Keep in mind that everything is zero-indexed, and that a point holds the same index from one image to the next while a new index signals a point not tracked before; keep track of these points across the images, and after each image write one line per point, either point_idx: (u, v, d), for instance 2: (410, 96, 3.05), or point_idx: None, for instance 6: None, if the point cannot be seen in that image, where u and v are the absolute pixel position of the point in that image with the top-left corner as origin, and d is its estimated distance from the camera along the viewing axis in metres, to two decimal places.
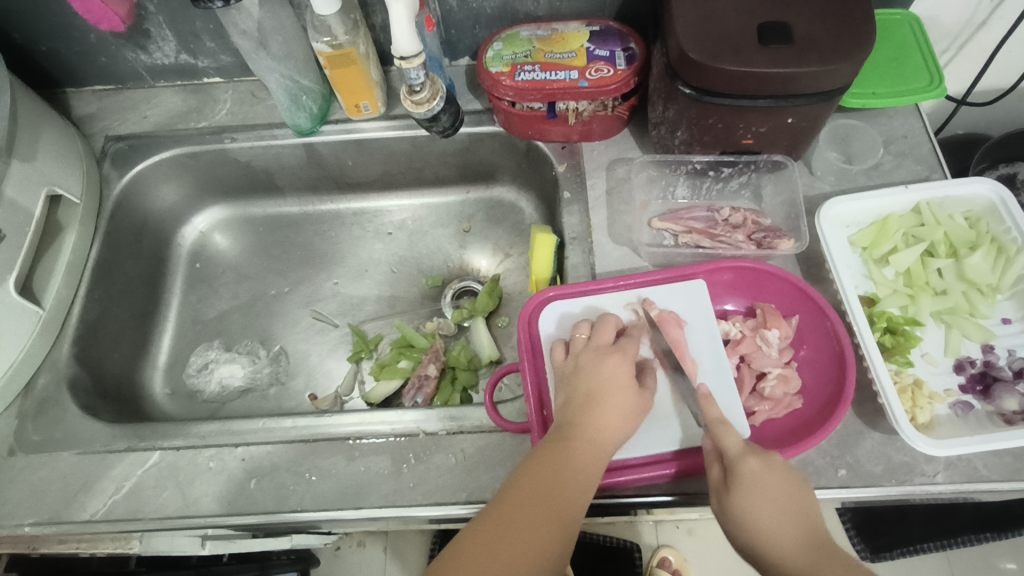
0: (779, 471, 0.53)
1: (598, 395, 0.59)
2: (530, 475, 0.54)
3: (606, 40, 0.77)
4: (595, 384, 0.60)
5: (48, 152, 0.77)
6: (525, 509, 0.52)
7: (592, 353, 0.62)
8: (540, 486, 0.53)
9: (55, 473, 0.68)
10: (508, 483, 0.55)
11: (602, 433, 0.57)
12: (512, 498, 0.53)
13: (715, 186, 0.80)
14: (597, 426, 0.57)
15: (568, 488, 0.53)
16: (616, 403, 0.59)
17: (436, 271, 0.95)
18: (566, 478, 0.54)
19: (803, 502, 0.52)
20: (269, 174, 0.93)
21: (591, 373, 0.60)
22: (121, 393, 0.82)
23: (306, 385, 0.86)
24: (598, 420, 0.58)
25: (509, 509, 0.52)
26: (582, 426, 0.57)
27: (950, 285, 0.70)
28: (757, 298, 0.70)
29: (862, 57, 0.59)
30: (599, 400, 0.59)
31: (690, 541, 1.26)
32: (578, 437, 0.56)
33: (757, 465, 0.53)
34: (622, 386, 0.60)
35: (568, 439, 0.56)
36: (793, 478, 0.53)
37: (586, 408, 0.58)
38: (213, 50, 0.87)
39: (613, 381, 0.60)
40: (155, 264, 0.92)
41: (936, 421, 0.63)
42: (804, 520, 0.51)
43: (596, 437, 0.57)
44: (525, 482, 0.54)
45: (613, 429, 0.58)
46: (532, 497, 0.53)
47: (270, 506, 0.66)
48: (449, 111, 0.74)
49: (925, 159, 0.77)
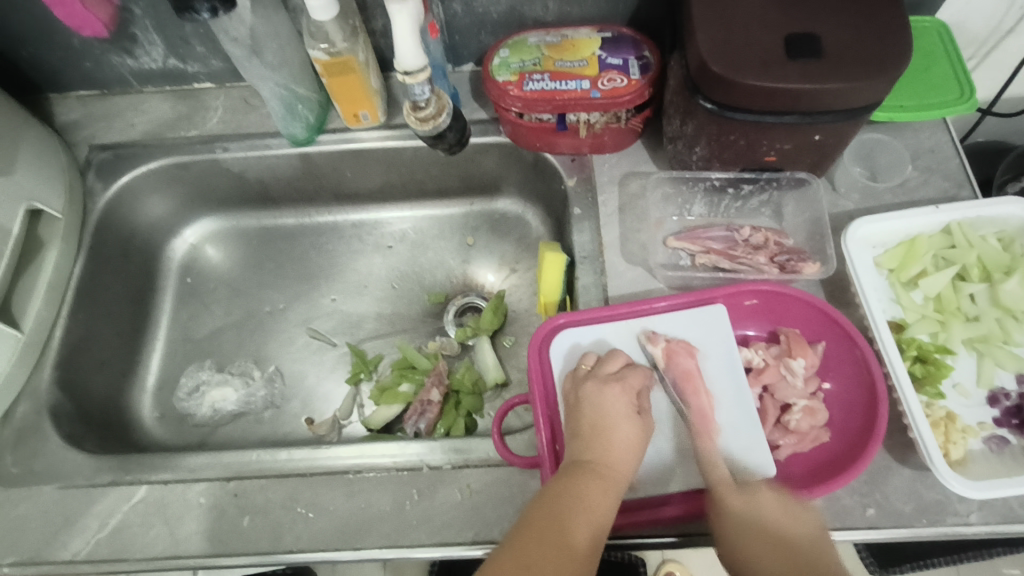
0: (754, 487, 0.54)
1: (607, 427, 0.56)
2: (538, 517, 0.51)
3: (619, 47, 0.73)
4: (603, 415, 0.57)
5: (29, 165, 0.72)
6: (537, 554, 0.48)
7: (594, 382, 0.59)
8: (549, 528, 0.50)
9: (35, 509, 0.64)
10: (514, 528, 0.51)
11: (614, 467, 0.54)
12: (520, 544, 0.49)
13: (734, 204, 0.76)
14: (607, 461, 0.54)
15: (581, 528, 0.50)
16: (626, 435, 0.56)
17: (438, 286, 0.91)
18: (578, 517, 0.51)
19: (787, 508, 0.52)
20: (263, 184, 0.89)
21: (598, 405, 0.57)
22: (106, 418, 0.78)
23: (302, 408, 0.82)
24: (608, 453, 0.55)
25: (519, 555, 0.48)
26: (592, 462, 0.54)
27: (982, 310, 0.66)
28: (779, 323, 0.67)
29: (897, 73, 0.56)
30: (608, 433, 0.56)
31: (696, 556, 1.23)
32: (588, 473, 0.53)
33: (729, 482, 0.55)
34: (633, 417, 0.57)
35: (578, 475, 0.53)
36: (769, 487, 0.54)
37: (595, 442, 0.55)
38: (203, 54, 0.82)
39: (622, 412, 0.57)
40: (143, 279, 0.88)
41: (970, 457, 0.60)
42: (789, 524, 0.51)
43: (608, 471, 0.54)
44: (533, 525, 0.50)
45: (625, 463, 0.55)
46: (543, 539, 0.49)
47: (265, 546, 0.62)
48: (455, 127, 0.69)
49: (953, 175, 0.74)
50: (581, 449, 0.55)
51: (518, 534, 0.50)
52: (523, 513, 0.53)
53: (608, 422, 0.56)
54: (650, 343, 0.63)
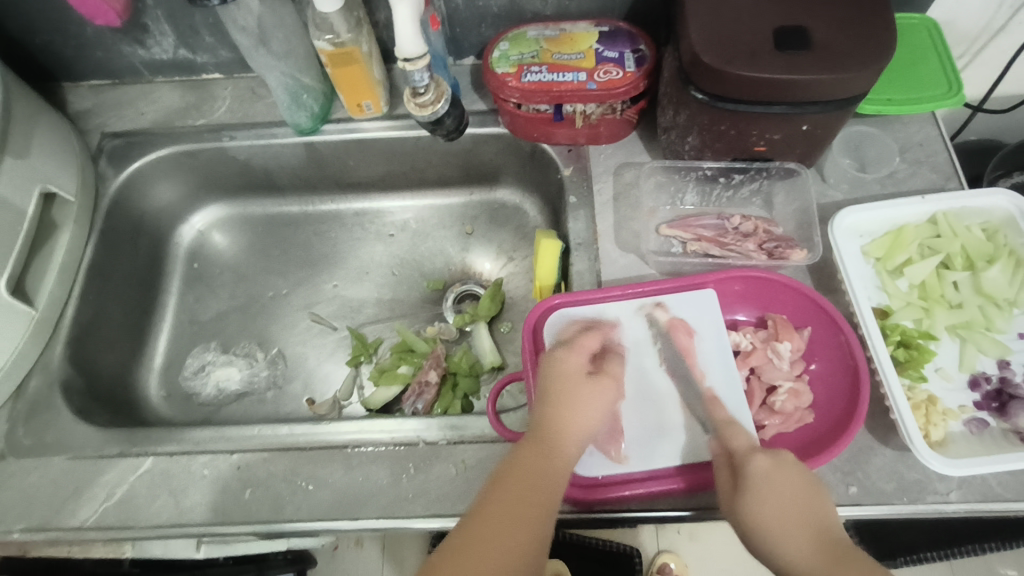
0: (788, 468, 0.51)
1: (560, 394, 0.56)
2: (490, 494, 0.50)
3: (615, 41, 0.75)
4: (562, 379, 0.57)
5: (44, 149, 0.75)
6: (487, 530, 0.48)
7: (549, 353, 0.60)
8: (502, 501, 0.49)
9: (45, 478, 0.67)
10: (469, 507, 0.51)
11: (565, 432, 0.54)
12: (471, 521, 0.49)
13: (726, 193, 0.78)
14: (560, 427, 0.54)
15: (532, 499, 0.50)
16: (587, 396, 0.56)
17: (437, 274, 0.93)
18: (531, 488, 0.50)
19: (817, 501, 0.49)
20: (268, 172, 0.91)
21: (550, 373, 0.58)
22: (114, 395, 0.80)
23: (304, 389, 0.85)
24: (562, 420, 0.54)
25: (467, 532, 0.48)
26: (555, 425, 0.54)
27: (965, 298, 0.68)
28: (768, 309, 0.69)
29: (882, 64, 0.57)
30: (559, 398, 0.56)
31: (690, 544, 1.25)
32: (541, 442, 0.53)
33: (767, 461, 0.52)
34: (586, 382, 0.58)
35: (531, 445, 0.53)
36: (806, 475, 0.51)
37: (549, 409, 0.55)
38: (212, 45, 0.85)
39: (575, 379, 0.57)
40: (151, 263, 0.90)
41: (951, 438, 0.62)
42: (818, 512, 0.48)
43: (561, 437, 0.54)
44: (485, 501, 0.50)
45: (578, 428, 0.55)
46: (493, 513, 0.49)
47: (266, 516, 0.64)
48: (454, 113, 0.72)
49: (941, 168, 0.75)
50: (540, 413, 0.55)
51: (470, 513, 0.50)
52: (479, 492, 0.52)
53: (562, 388, 0.56)
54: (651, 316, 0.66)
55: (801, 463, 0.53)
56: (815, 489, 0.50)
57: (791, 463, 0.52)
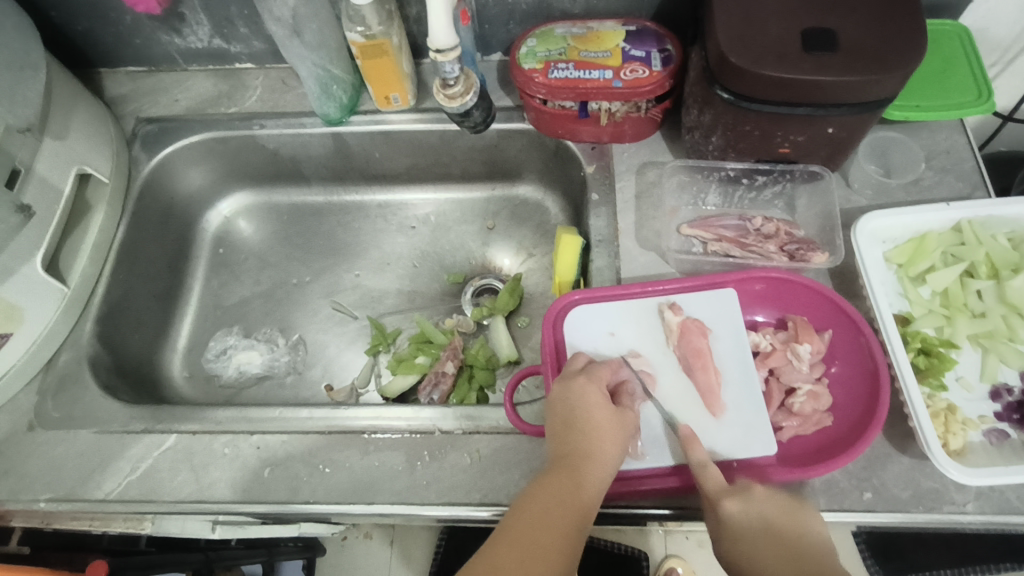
0: (758, 504, 0.53)
1: (592, 428, 0.56)
2: (516, 526, 0.51)
3: (642, 41, 0.76)
4: (588, 409, 0.57)
5: (80, 131, 0.77)
6: (518, 553, 0.49)
7: (582, 378, 0.60)
8: (533, 527, 0.51)
9: (72, 450, 0.69)
10: (492, 535, 0.51)
11: (593, 466, 0.54)
12: (496, 554, 0.49)
13: (748, 194, 0.78)
14: (588, 460, 0.55)
15: (558, 532, 0.51)
16: (611, 428, 0.57)
17: (457, 267, 0.94)
18: (558, 520, 0.51)
19: (797, 527, 0.51)
20: (296, 162, 0.93)
21: (582, 403, 0.58)
22: (139, 373, 0.82)
23: (323, 375, 0.87)
24: (592, 454, 0.55)
25: (490, 561, 0.48)
26: (581, 452, 0.55)
27: (989, 307, 0.67)
28: (788, 310, 0.68)
29: (910, 68, 0.57)
30: (592, 431, 0.56)
31: (701, 553, 1.23)
32: (568, 475, 0.54)
33: (736, 504, 0.53)
34: (616, 416, 0.58)
35: (557, 476, 0.54)
36: (773, 507, 0.52)
37: (579, 441, 0.56)
38: (246, 35, 0.86)
39: (606, 411, 0.58)
40: (179, 246, 0.92)
41: (970, 448, 0.61)
42: (800, 540, 0.51)
43: (587, 466, 0.54)
44: (511, 531, 0.50)
45: (606, 464, 0.55)
46: (518, 547, 0.49)
47: (283, 497, 0.65)
48: (481, 106, 0.76)
49: (967, 176, 0.75)
50: (566, 442, 0.56)
51: (495, 542, 0.50)
52: (502, 520, 0.52)
53: (595, 422, 0.57)
54: (670, 312, 0.66)
55: (770, 491, 0.54)
56: (793, 514, 0.52)
57: (761, 499, 0.53)
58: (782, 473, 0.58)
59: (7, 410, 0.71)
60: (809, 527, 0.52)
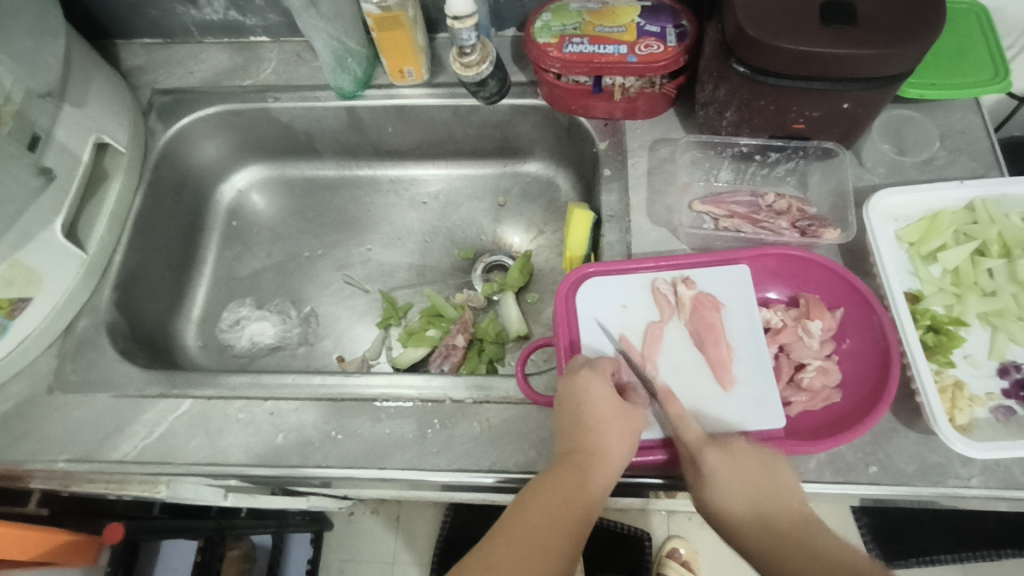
0: (737, 455, 0.54)
1: (601, 425, 0.56)
2: (516, 520, 0.52)
3: (657, 16, 0.75)
4: (595, 407, 0.57)
5: (98, 101, 0.78)
6: (519, 549, 0.50)
7: (585, 371, 0.59)
8: (535, 525, 0.52)
9: (91, 413, 0.70)
10: (494, 528, 0.53)
11: (600, 465, 0.55)
12: (498, 549, 0.51)
13: (761, 171, 0.78)
14: (595, 458, 0.55)
15: (560, 532, 0.52)
16: (620, 428, 0.57)
17: (468, 243, 0.95)
18: (561, 520, 0.52)
19: (772, 476, 0.53)
20: (309, 136, 0.94)
21: (588, 399, 0.58)
22: (156, 342, 0.84)
23: (334, 347, 0.88)
24: (598, 450, 0.55)
25: (488, 559, 0.50)
26: (590, 450, 0.55)
27: (999, 286, 0.68)
28: (800, 288, 0.69)
29: (928, 42, 0.57)
30: (600, 429, 0.56)
31: (703, 533, 1.24)
32: (573, 472, 0.54)
33: (718, 457, 0.54)
34: (627, 414, 0.57)
35: (562, 474, 0.55)
36: (756, 459, 0.54)
37: (585, 438, 0.56)
38: (262, 8, 0.87)
39: (615, 406, 0.57)
40: (193, 218, 0.93)
41: (975, 423, 0.61)
42: (778, 492, 0.53)
43: (596, 466, 0.55)
44: (513, 529, 0.52)
45: (614, 459, 0.55)
46: (518, 541, 0.51)
47: (296, 461, 0.67)
48: (497, 77, 0.78)
49: (982, 156, 0.75)
50: (574, 440, 0.56)
51: (498, 534, 0.52)
52: (507, 509, 0.54)
53: (603, 418, 0.56)
54: (683, 286, 0.67)
55: (749, 444, 0.56)
56: (770, 468, 0.54)
57: (740, 452, 0.55)
58: (790, 445, 0.59)
59: (26, 372, 0.73)
60: (790, 479, 0.54)
